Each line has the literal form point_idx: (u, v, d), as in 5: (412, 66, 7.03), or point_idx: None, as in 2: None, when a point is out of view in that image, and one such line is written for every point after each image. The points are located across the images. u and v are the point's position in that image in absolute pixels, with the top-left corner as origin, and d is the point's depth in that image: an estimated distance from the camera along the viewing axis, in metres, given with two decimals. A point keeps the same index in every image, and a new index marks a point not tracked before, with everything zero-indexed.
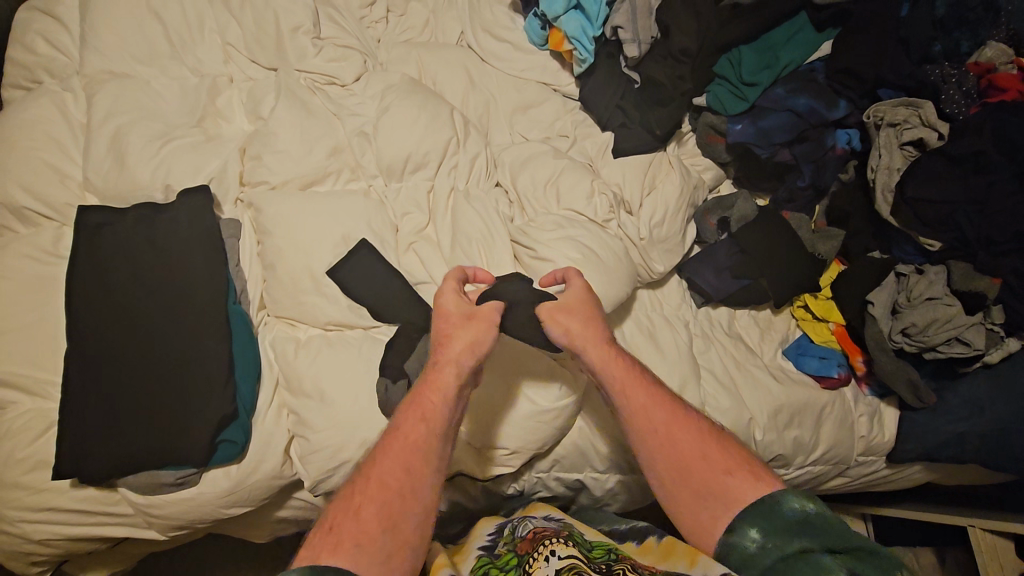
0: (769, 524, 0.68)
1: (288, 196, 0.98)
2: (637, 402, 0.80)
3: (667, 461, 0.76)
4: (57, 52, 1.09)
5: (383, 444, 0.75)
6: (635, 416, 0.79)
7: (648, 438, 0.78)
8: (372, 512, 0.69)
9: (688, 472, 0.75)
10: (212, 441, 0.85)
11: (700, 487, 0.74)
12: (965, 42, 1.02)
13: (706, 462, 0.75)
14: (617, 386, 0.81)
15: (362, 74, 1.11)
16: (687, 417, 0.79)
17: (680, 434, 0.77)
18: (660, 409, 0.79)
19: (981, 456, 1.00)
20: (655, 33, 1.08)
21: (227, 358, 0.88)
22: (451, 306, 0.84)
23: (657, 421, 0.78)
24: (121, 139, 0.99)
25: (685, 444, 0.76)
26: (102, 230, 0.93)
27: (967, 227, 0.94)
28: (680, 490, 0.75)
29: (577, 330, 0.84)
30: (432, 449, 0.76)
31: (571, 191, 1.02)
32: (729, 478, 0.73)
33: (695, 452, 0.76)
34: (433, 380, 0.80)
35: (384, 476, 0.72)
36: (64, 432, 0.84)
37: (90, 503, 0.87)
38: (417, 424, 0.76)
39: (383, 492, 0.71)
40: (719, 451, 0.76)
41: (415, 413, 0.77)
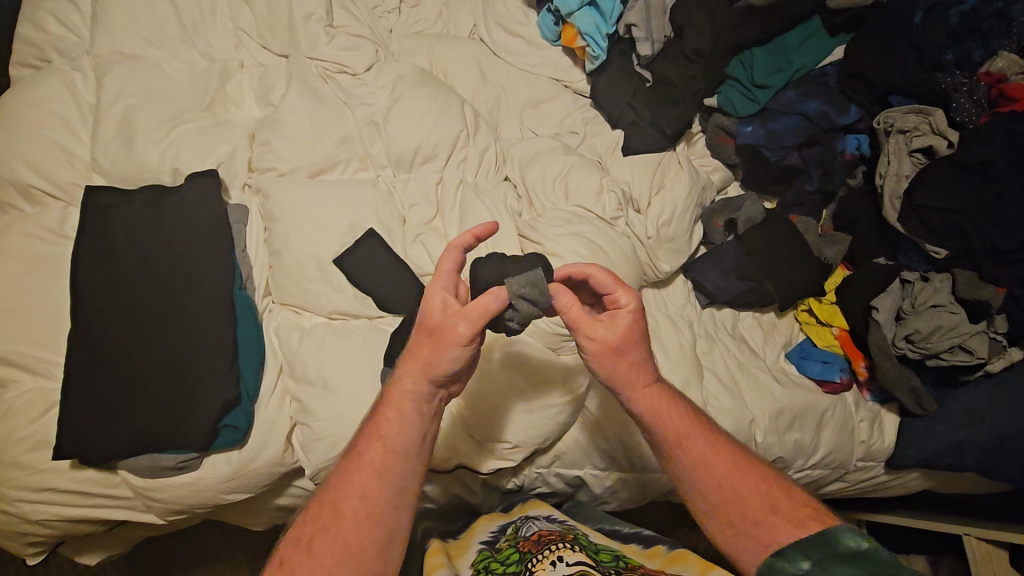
0: (820, 554, 0.66)
1: (297, 184, 0.98)
2: (691, 443, 0.76)
3: (717, 504, 0.74)
4: (67, 31, 1.08)
5: (342, 467, 0.73)
6: (690, 462, 0.76)
7: (700, 480, 0.75)
8: (335, 538, 0.68)
9: (745, 516, 0.72)
10: (215, 426, 0.85)
11: (746, 528, 0.72)
12: (977, 51, 1.02)
13: (763, 509, 0.72)
14: (667, 429, 0.76)
15: (373, 64, 1.11)
16: (744, 466, 0.76)
17: (739, 480, 0.75)
18: (715, 457, 0.76)
19: (978, 465, 1.01)
20: (669, 32, 1.08)
21: (230, 344, 0.88)
22: (433, 315, 0.71)
23: (715, 469, 0.75)
24: (130, 120, 0.98)
25: (741, 488, 0.74)
26: (110, 210, 0.92)
27: (974, 236, 0.94)
28: (723, 526, 0.74)
29: (626, 374, 0.75)
30: (392, 468, 0.72)
31: (580, 188, 1.02)
32: (777, 519, 0.71)
33: (754, 498, 0.73)
34: (389, 401, 0.73)
35: (341, 505, 0.70)
36: (64, 413, 0.84)
37: (90, 485, 0.86)
38: (374, 444, 0.72)
39: (342, 521, 0.69)
40: (781, 506, 0.73)
41: (373, 434, 0.73)
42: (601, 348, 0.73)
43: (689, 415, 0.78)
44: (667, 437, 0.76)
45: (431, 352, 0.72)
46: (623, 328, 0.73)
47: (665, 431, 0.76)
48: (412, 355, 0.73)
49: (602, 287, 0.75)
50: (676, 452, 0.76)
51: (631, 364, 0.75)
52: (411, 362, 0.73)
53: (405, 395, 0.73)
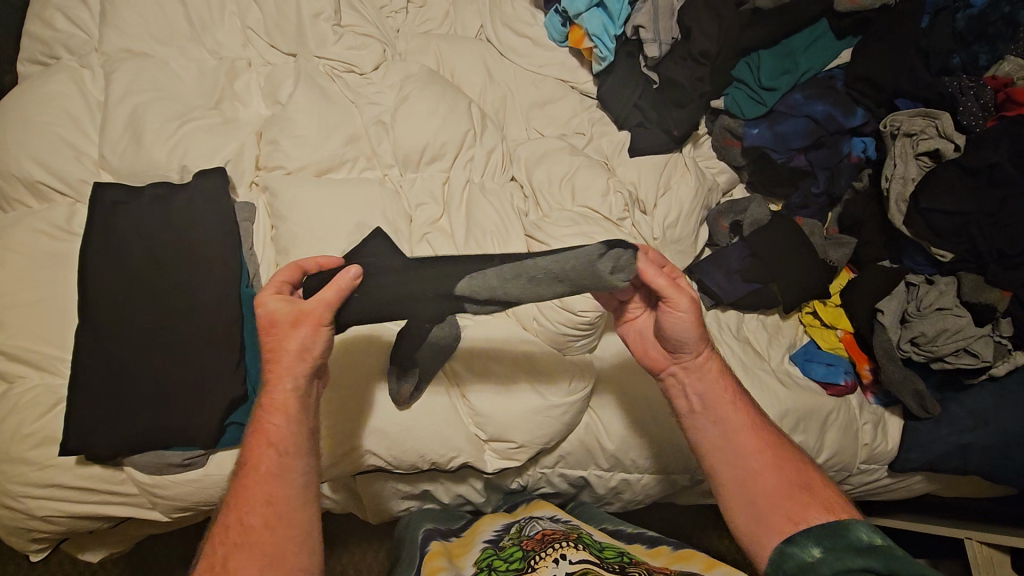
0: (832, 543, 0.67)
1: (304, 182, 0.98)
2: (738, 414, 0.79)
3: (757, 474, 0.76)
4: (76, 28, 1.08)
5: (239, 476, 0.70)
6: (735, 431, 0.78)
7: (742, 450, 0.77)
8: (256, 545, 0.65)
9: (779, 491, 0.74)
10: (221, 424, 0.85)
11: (784, 501, 0.73)
12: (983, 55, 1.01)
13: (797, 486, 0.74)
14: (719, 395, 0.79)
15: (380, 63, 1.12)
16: (783, 445, 0.78)
17: (776, 456, 0.77)
18: (757, 433, 0.78)
19: (981, 468, 1.01)
20: (676, 35, 1.08)
21: (237, 341, 0.88)
22: (284, 313, 0.72)
23: (755, 443, 0.78)
24: (138, 117, 0.99)
25: (780, 463, 0.76)
26: (117, 207, 0.93)
27: (980, 240, 0.94)
28: (759, 501, 0.74)
29: (695, 334, 0.79)
30: (289, 466, 0.70)
31: (586, 188, 1.03)
32: (805, 496, 0.73)
33: (791, 474, 0.75)
34: (269, 409, 0.72)
35: (248, 516, 0.67)
36: (72, 409, 0.84)
37: (95, 482, 0.86)
38: (263, 452, 0.70)
39: (255, 531, 0.66)
40: (813, 485, 0.75)
41: (262, 440, 0.71)
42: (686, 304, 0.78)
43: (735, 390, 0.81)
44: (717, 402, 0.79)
45: (302, 340, 0.72)
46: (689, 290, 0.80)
47: (716, 398, 0.79)
48: (278, 356, 0.72)
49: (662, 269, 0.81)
50: (724, 416, 0.79)
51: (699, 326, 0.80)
52: (280, 360, 0.72)
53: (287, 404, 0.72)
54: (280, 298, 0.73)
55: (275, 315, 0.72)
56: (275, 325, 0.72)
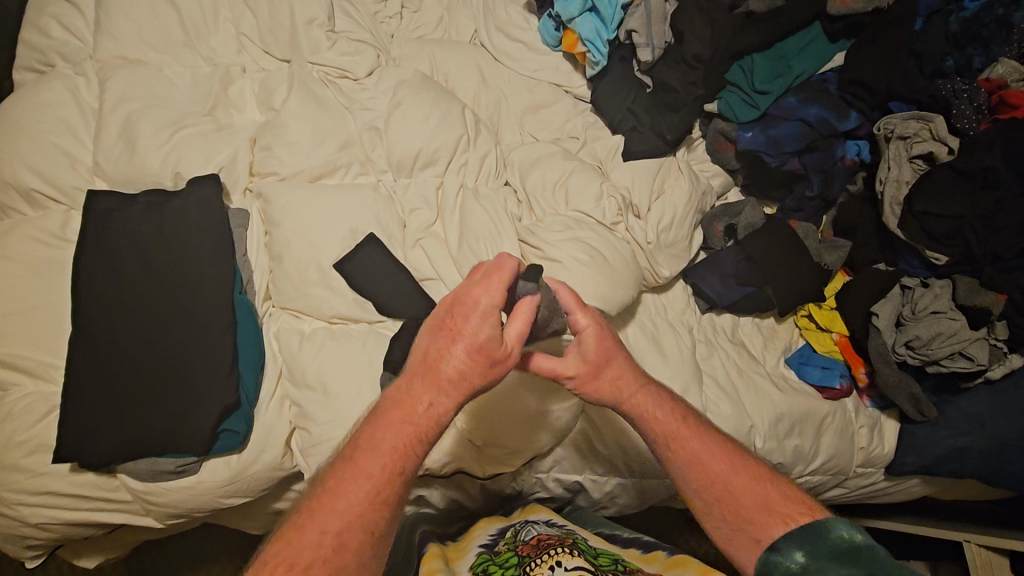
0: (814, 546, 0.65)
1: (297, 187, 0.99)
2: (688, 441, 0.75)
3: (712, 505, 0.72)
4: (71, 36, 1.09)
5: (340, 474, 0.67)
6: (688, 463, 0.74)
7: (699, 482, 0.73)
8: (353, 515, 0.64)
9: (745, 513, 0.71)
10: (214, 431, 0.85)
11: (743, 526, 0.70)
12: (977, 58, 1.01)
13: (755, 507, 0.71)
14: (661, 429, 0.75)
15: (374, 68, 1.12)
16: (743, 460, 0.75)
17: (737, 474, 0.73)
18: (713, 454, 0.75)
19: (978, 472, 1.00)
20: (669, 39, 1.07)
21: (230, 349, 0.88)
22: (484, 334, 0.67)
23: (714, 466, 0.74)
24: (132, 125, 0.99)
25: (738, 487, 0.72)
26: (111, 214, 0.93)
27: (974, 242, 0.94)
28: (723, 524, 0.72)
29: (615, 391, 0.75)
30: (410, 449, 0.68)
31: (579, 192, 1.03)
32: (773, 511, 0.70)
33: (749, 497, 0.71)
34: (402, 407, 0.69)
35: (345, 492, 0.65)
36: (64, 417, 0.84)
37: (89, 489, 0.86)
38: (397, 431, 0.68)
39: (350, 510, 0.65)
40: (781, 497, 0.71)
41: (369, 448, 0.68)
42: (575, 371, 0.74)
43: (679, 412, 0.77)
44: (661, 440, 0.75)
45: (488, 377, 0.68)
46: (594, 347, 0.74)
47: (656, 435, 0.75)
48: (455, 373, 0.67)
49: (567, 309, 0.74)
50: (669, 452, 0.75)
51: (610, 380, 0.75)
52: (434, 376, 0.68)
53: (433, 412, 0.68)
54: (489, 300, 0.67)
55: (478, 336, 0.67)
56: (472, 340, 0.67)
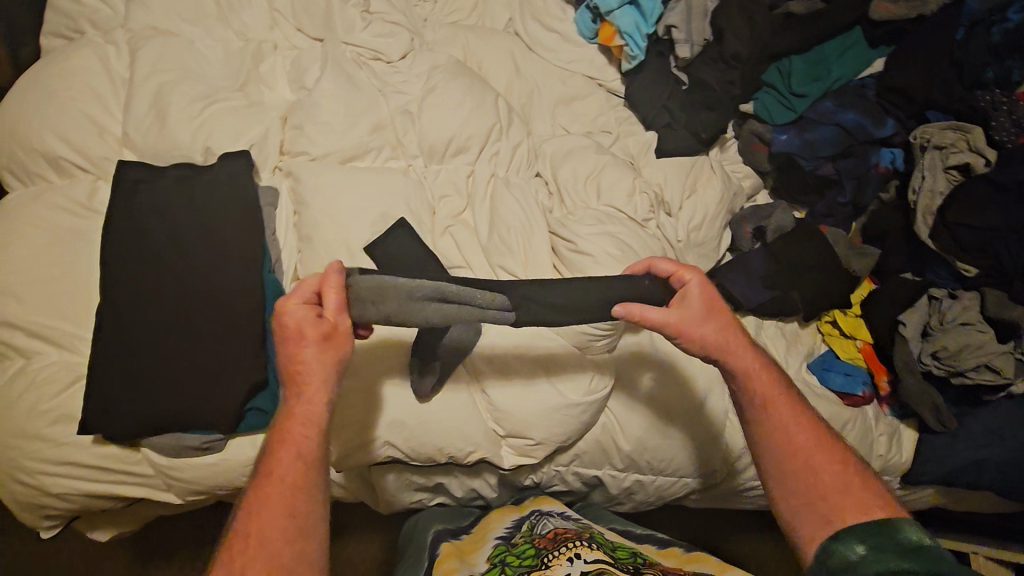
0: (877, 540, 0.65)
1: (327, 168, 0.98)
2: (779, 407, 0.77)
3: (791, 474, 0.74)
4: (101, 3, 1.07)
5: (256, 482, 0.65)
6: (776, 427, 0.76)
7: (784, 450, 0.75)
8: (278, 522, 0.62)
9: (818, 494, 0.72)
10: (241, 409, 0.84)
11: (819, 503, 0.71)
12: (1016, 72, 0.99)
13: (834, 487, 0.72)
14: (759, 393, 0.78)
15: (408, 52, 1.11)
16: (830, 443, 0.76)
17: (820, 452, 0.75)
18: (804, 427, 0.76)
19: (995, 484, 1.01)
20: (709, 36, 1.06)
21: (259, 327, 0.87)
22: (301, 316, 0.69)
23: (800, 440, 0.75)
24: (163, 96, 0.98)
25: (821, 464, 0.74)
26: (140, 185, 0.92)
27: (1005, 255, 0.94)
28: (791, 492, 0.73)
29: (721, 340, 0.78)
30: (308, 453, 0.67)
31: (612, 187, 1.02)
32: (850, 496, 0.71)
33: (830, 476, 0.73)
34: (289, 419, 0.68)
35: (262, 507, 0.63)
36: (91, 388, 0.83)
37: (111, 461, 0.86)
38: (290, 443, 0.67)
39: (273, 519, 0.62)
40: (862, 487, 0.72)
41: (281, 444, 0.67)
42: (687, 317, 0.77)
43: (775, 379, 0.79)
44: (756, 402, 0.77)
45: (334, 356, 0.70)
46: (699, 297, 0.79)
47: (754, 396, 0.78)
48: (302, 363, 0.68)
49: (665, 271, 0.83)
50: (765, 414, 0.77)
51: (718, 329, 0.78)
52: (294, 379, 0.69)
53: (313, 408, 0.68)
54: (302, 294, 0.71)
55: (298, 322, 0.69)
56: (294, 329, 0.69)
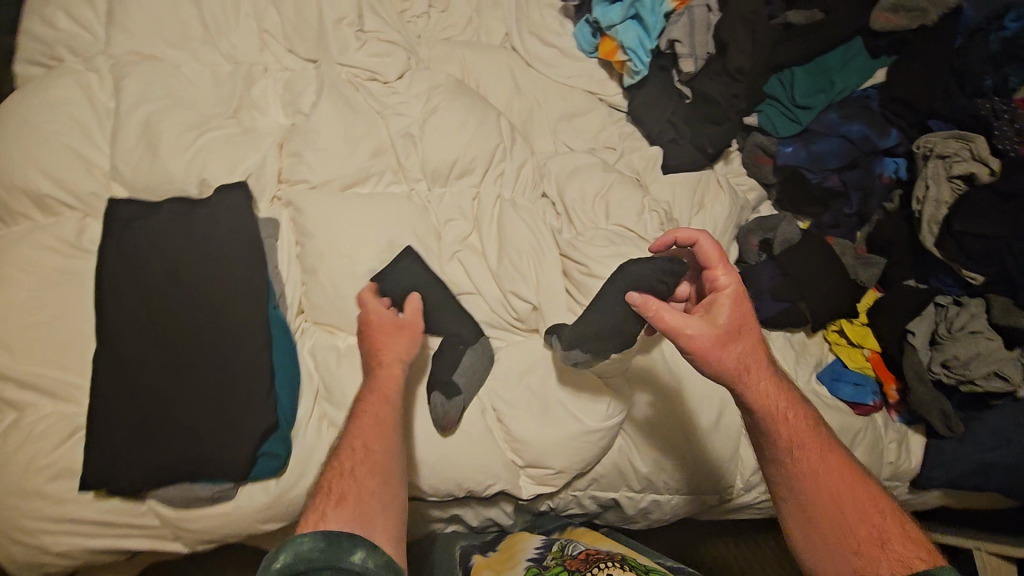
0: None
1: (329, 197, 0.95)
2: (806, 445, 0.75)
3: (817, 518, 0.72)
4: (80, 28, 1.02)
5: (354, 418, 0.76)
6: (801, 465, 0.74)
7: (808, 489, 0.73)
8: (362, 472, 0.70)
9: (843, 538, 0.70)
10: (253, 454, 0.81)
11: (845, 551, 0.69)
12: (1014, 78, 0.98)
13: (865, 535, 0.70)
14: (786, 431, 0.75)
15: (405, 71, 1.07)
16: (862, 484, 0.73)
17: (850, 496, 0.72)
18: (832, 467, 0.74)
19: (1002, 486, 1.03)
20: (712, 49, 1.06)
21: (267, 367, 0.84)
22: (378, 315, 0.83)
23: (827, 480, 0.73)
24: (154, 127, 0.93)
25: (850, 509, 0.71)
26: (134, 223, 0.88)
27: (1011, 263, 0.95)
28: (813, 532, 0.72)
29: (745, 363, 0.75)
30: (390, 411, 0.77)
31: (621, 206, 1.01)
32: (883, 545, 0.68)
33: (860, 522, 0.70)
34: (380, 380, 0.80)
35: (353, 453, 0.72)
36: (91, 441, 0.79)
37: (116, 515, 0.82)
38: (378, 404, 0.77)
39: (364, 466, 0.71)
40: (899, 537, 0.69)
41: (376, 395, 0.78)
42: (711, 337, 0.73)
43: (801, 413, 0.77)
44: (781, 437, 0.75)
45: (407, 342, 0.83)
46: (727, 314, 0.75)
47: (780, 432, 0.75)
48: (387, 343, 0.82)
49: (706, 261, 0.78)
50: (790, 454, 0.75)
51: (743, 351, 0.75)
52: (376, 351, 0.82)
53: (400, 370, 0.81)
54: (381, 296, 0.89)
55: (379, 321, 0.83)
56: (380, 326, 0.83)
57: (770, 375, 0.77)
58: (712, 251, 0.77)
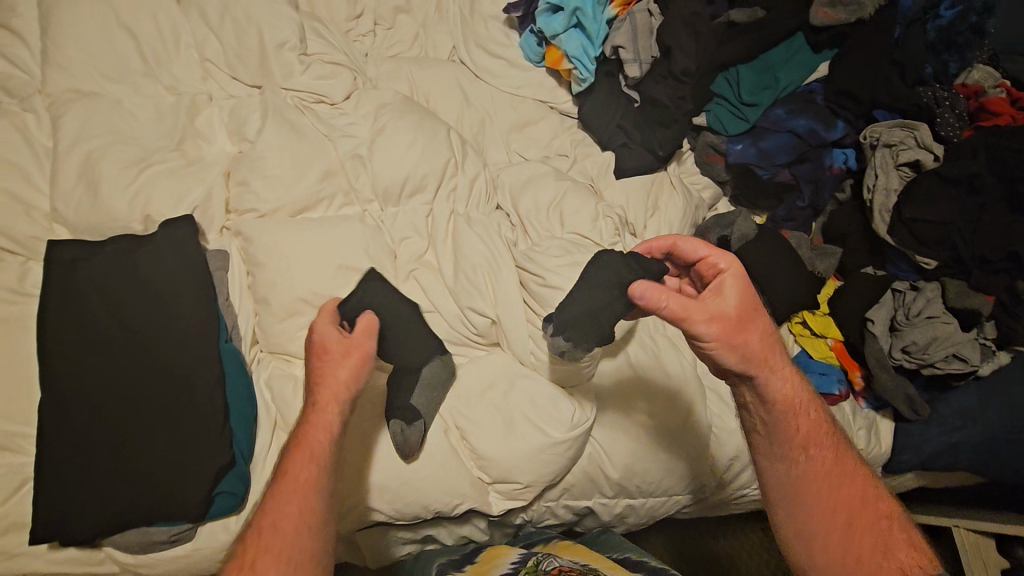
0: None
1: (278, 225, 0.93)
2: (814, 445, 0.72)
3: (825, 525, 0.69)
4: (13, 68, 0.99)
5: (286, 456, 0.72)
6: (807, 464, 0.71)
7: (811, 490, 0.71)
8: (278, 552, 0.65)
9: (846, 544, 0.67)
10: (209, 493, 0.80)
11: (847, 557, 0.67)
12: (953, 63, 1.04)
13: (872, 545, 0.67)
14: (795, 429, 0.72)
15: (352, 92, 1.07)
16: (868, 489, 0.71)
17: (856, 502, 0.70)
18: (838, 471, 0.71)
19: (971, 466, 1.03)
20: (656, 52, 1.06)
21: (220, 403, 0.83)
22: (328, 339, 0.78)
23: (833, 483, 0.71)
24: (94, 165, 0.91)
25: (858, 518, 0.69)
26: (76, 264, 0.86)
27: (961, 246, 0.97)
28: (812, 534, 0.69)
29: (755, 351, 0.70)
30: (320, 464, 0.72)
31: (575, 214, 1.00)
32: (882, 554, 0.66)
33: (868, 532, 0.68)
34: (310, 427, 0.73)
35: (271, 528, 0.66)
36: (39, 493, 0.77)
37: (73, 566, 0.80)
38: (304, 467, 0.71)
39: (281, 551, 0.65)
40: (902, 547, 0.67)
41: (309, 428, 0.73)
42: (720, 325, 0.69)
43: (811, 409, 0.74)
44: (788, 434, 0.72)
45: (352, 368, 0.77)
46: (737, 300, 0.70)
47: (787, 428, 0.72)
48: (325, 382, 0.76)
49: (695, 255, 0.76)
50: (797, 454, 0.72)
51: (752, 340, 0.70)
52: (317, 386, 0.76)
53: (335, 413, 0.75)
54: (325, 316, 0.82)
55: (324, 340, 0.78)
56: (323, 350, 0.78)
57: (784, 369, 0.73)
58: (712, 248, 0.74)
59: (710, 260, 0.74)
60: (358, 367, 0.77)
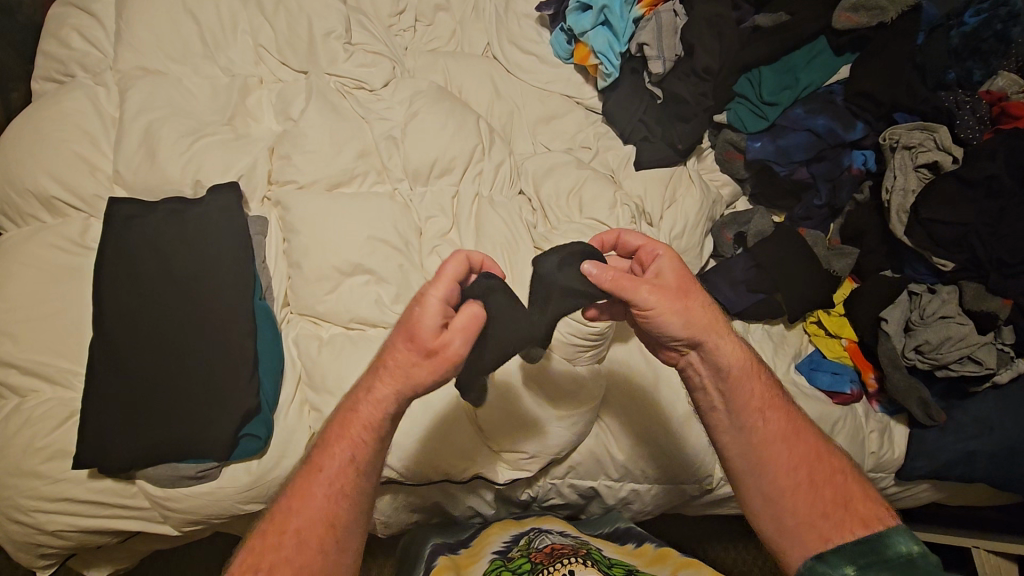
0: (867, 560, 0.65)
1: (314, 196, 1.00)
2: (771, 413, 0.73)
3: (790, 490, 0.70)
4: (91, 46, 1.10)
5: (319, 469, 0.67)
6: (765, 433, 0.72)
7: (771, 459, 0.72)
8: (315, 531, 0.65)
9: (814, 506, 0.69)
10: (236, 435, 0.85)
11: (812, 519, 0.69)
12: (977, 71, 1.06)
13: (834, 501, 0.70)
14: (748, 395, 0.73)
15: (390, 80, 1.14)
16: (821, 450, 0.73)
17: (815, 465, 0.72)
18: (795, 437, 0.73)
19: (988, 476, 1.01)
20: (679, 51, 1.11)
21: (251, 353, 0.89)
22: (421, 332, 0.65)
23: (789, 449, 0.72)
24: (153, 133, 1.00)
25: (818, 476, 0.71)
26: (131, 222, 0.94)
27: (980, 250, 0.96)
28: (777, 501, 0.70)
29: (702, 320, 0.71)
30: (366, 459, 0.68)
31: (594, 201, 1.04)
32: (843, 511, 0.69)
33: (829, 488, 0.71)
34: (361, 410, 0.68)
35: (307, 506, 0.66)
36: (85, 424, 0.84)
37: (106, 495, 0.86)
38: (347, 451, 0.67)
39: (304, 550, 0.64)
40: (860, 500, 0.70)
41: (351, 438, 0.68)
42: (664, 293, 0.69)
43: (762, 375, 0.75)
44: (746, 405, 0.72)
45: (423, 373, 0.65)
46: (673, 273, 0.72)
47: (743, 398, 0.72)
48: (386, 376, 0.67)
49: (631, 245, 0.77)
50: (753, 422, 0.72)
51: (698, 312, 0.71)
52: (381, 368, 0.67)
53: (387, 410, 0.67)
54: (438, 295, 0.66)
55: (414, 328, 0.65)
56: (408, 339, 0.66)
57: (733, 338, 0.73)
58: (644, 238, 0.76)
59: (643, 247, 0.76)
60: (432, 369, 0.65)
